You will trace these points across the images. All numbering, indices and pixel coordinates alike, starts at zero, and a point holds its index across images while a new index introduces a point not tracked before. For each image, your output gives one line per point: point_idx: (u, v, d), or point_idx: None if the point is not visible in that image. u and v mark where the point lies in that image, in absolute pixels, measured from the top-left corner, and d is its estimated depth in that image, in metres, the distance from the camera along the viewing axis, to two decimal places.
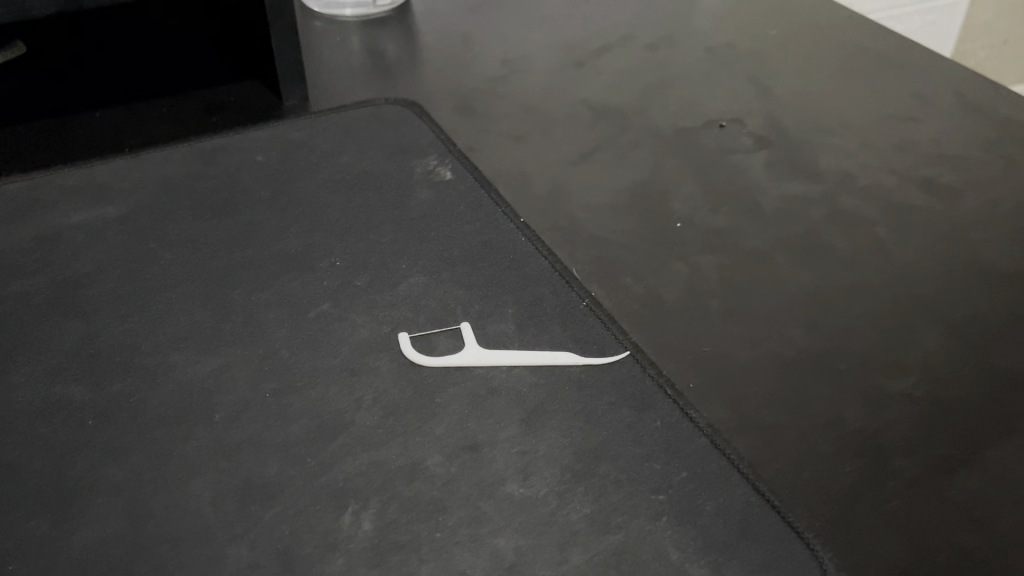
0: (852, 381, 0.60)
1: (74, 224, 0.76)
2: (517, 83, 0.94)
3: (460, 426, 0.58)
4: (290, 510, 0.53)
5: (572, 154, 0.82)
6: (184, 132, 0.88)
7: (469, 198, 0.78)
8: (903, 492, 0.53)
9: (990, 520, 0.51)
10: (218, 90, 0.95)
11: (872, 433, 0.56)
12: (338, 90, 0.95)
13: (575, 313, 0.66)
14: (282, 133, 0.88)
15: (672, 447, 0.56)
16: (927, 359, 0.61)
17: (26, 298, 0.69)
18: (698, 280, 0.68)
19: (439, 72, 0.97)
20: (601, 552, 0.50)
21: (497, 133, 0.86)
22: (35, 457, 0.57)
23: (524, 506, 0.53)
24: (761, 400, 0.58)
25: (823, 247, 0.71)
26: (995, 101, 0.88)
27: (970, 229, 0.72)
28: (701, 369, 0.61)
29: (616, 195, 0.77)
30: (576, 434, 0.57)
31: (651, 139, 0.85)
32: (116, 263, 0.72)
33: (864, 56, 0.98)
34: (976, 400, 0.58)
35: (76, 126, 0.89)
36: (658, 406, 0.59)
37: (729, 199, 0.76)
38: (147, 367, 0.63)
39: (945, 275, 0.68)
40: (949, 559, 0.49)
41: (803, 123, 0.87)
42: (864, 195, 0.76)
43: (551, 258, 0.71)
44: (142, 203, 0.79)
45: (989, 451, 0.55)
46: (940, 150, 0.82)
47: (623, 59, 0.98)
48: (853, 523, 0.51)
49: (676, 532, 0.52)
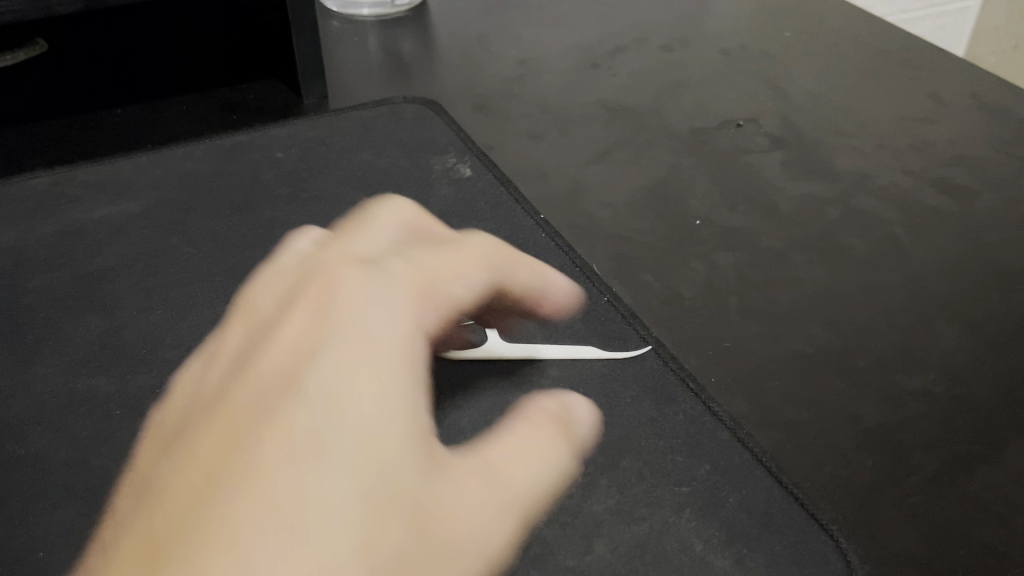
0: (871, 377, 0.60)
1: (96, 219, 0.77)
2: (534, 83, 0.95)
3: (485, 420, 0.57)
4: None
5: (589, 154, 0.83)
6: (204, 131, 0.89)
7: (489, 195, 0.78)
8: (923, 487, 0.53)
9: (1010, 516, 0.52)
10: (237, 88, 0.97)
11: (889, 429, 0.57)
12: (357, 89, 0.96)
13: (597, 309, 0.66)
14: (302, 131, 0.88)
15: (694, 440, 0.56)
16: (945, 355, 0.62)
17: (49, 292, 0.70)
18: (716, 277, 0.68)
19: (458, 71, 0.98)
20: (625, 542, 0.50)
21: (515, 132, 0.87)
22: (62, 447, 0.57)
23: (548, 498, 0.52)
24: (781, 397, 0.59)
25: (839, 247, 0.71)
26: (1011, 103, 0.89)
27: (986, 229, 0.73)
28: (720, 365, 0.61)
29: (634, 194, 0.78)
30: (600, 429, 0.56)
31: (668, 139, 0.85)
32: (139, 257, 0.73)
33: (879, 56, 0.99)
34: (994, 398, 0.59)
35: (97, 125, 0.90)
36: (679, 399, 0.58)
37: (746, 198, 0.77)
38: (172, 358, 0.64)
39: (961, 273, 0.68)
40: (967, 553, 0.50)
41: (818, 124, 0.87)
42: (881, 195, 0.77)
43: (571, 254, 0.70)
44: (163, 199, 0.79)
45: (1008, 448, 0.56)
46: (956, 150, 0.82)
47: (640, 59, 0.99)
48: (873, 517, 0.52)
49: (700, 523, 0.51)
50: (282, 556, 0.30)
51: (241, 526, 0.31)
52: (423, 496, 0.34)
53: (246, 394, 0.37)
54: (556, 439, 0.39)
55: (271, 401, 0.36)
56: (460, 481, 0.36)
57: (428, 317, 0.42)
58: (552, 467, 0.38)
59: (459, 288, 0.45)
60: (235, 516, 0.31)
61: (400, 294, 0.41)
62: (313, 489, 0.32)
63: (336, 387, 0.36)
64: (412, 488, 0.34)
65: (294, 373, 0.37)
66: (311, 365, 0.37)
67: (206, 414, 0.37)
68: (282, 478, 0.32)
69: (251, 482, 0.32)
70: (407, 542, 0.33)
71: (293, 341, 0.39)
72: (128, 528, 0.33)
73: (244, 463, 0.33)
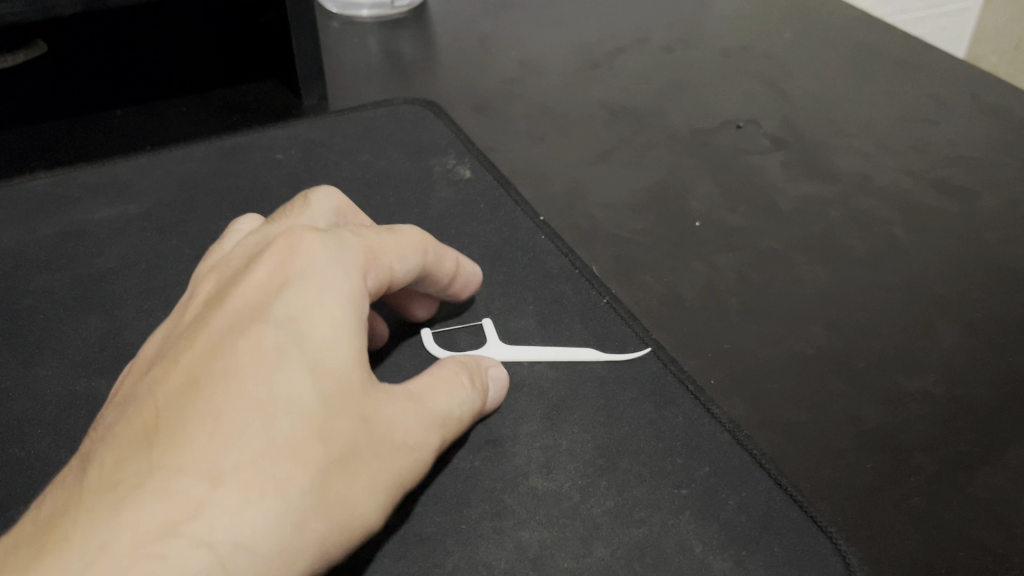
0: (871, 378, 0.60)
1: (96, 221, 0.77)
2: (534, 84, 0.95)
3: (484, 421, 0.57)
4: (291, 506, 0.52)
5: (590, 154, 0.83)
6: (204, 132, 0.89)
7: (488, 196, 0.78)
8: (924, 488, 0.53)
9: (1010, 517, 0.52)
10: (237, 89, 0.96)
11: (890, 431, 0.57)
12: (357, 90, 0.96)
13: (596, 310, 0.66)
14: (302, 132, 0.88)
15: (694, 442, 0.56)
16: (945, 356, 0.62)
17: (50, 293, 0.70)
18: (716, 278, 0.68)
19: (458, 72, 0.98)
20: (624, 545, 0.50)
21: (515, 133, 0.87)
22: (62, 449, 0.57)
23: (548, 500, 0.52)
24: (782, 398, 0.59)
25: (840, 248, 0.71)
26: (1011, 103, 0.89)
27: (986, 230, 0.73)
28: (720, 367, 0.61)
29: (634, 195, 0.78)
30: (598, 429, 0.56)
31: (668, 140, 0.85)
32: (139, 259, 0.73)
33: (879, 57, 0.99)
34: (994, 399, 0.59)
35: (97, 127, 0.90)
36: (679, 401, 0.58)
37: (747, 199, 0.77)
38: None
39: (962, 274, 0.68)
40: (968, 554, 0.50)
41: (819, 124, 0.87)
42: (881, 195, 0.77)
43: (570, 256, 0.71)
44: (163, 201, 0.79)
45: (1009, 449, 0.55)
46: (956, 151, 0.82)
47: (640, 60, 0.99)
48: (874, 518, 0.52)
49: (699, 526, 0.51)
50: (255, 437, 0.39)
51: (224, 413, 0.40)
52: (365, 408, 0.44)
53: (225, 308, 0.45)
54: (465, 380, 0.51)
55: (246, 319, 0.44)
56: (393, 401, 0.46)
57: (377, 266, 0.50)
58: (462, 399, 0.50)
59: (398, 263, 0.52)
60: (222, 409, 0.40)
61: (354, 244, 0.49)
62: (283, 391, 0.41)
63: (301, 311, 0.44)
64: (358, 398, 0.43)
65: (267, 296, 0.45)
66: (281, 290, 0.45)
67: (189, 325, 0.45)
68: (255, 380, 0.41)
69: (233, 383, 0.41)
70: (354, 436, 0.42)
71: (261, 277, 0.46)
72: (127, 414, 0.41)
73: (225, 367, 0.41)
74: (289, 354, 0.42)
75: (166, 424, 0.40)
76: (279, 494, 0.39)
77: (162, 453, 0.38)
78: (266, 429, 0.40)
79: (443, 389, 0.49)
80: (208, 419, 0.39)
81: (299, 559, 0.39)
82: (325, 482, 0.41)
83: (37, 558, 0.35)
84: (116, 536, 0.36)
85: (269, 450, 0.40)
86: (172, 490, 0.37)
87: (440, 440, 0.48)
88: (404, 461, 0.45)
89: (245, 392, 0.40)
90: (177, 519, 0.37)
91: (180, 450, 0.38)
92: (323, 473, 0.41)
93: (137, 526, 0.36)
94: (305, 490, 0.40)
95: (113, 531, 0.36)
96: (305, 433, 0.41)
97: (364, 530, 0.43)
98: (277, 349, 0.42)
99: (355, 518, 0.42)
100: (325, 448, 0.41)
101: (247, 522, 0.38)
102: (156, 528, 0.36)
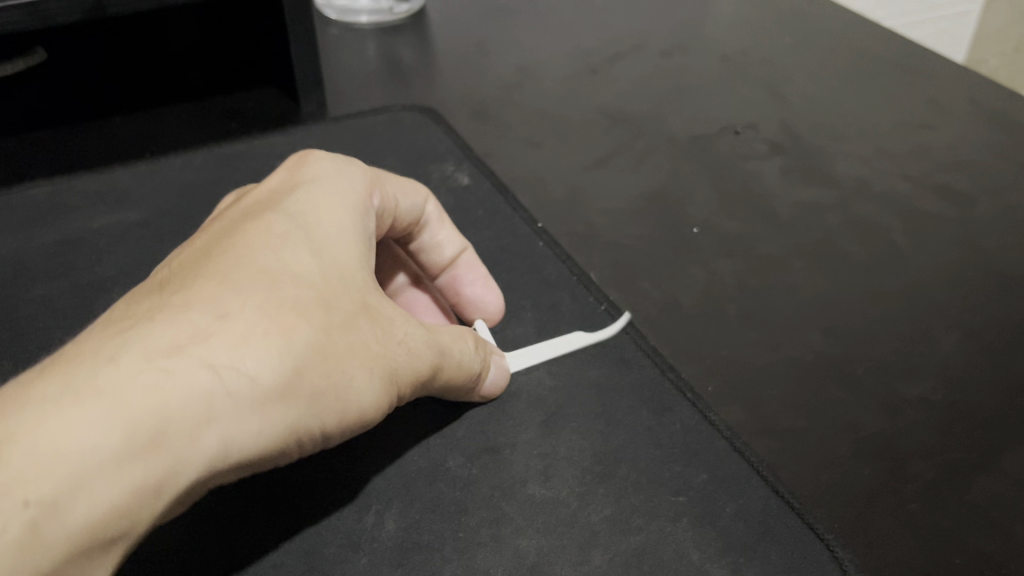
0: (869, 385, 0.60)
1: (95, 228, 0.77)
2: (533, 90, 0.95)
3: (481, 429, 0.57)
4: (293, 508, 0.52)
5: (588, 160, 0.83)
6: (203, 139, 0.90)
7: (486, 203, 0.78)
8: (921, 495, 0.53)
9: (1008, 523, 0.52)
10: (236, 96, 0.97)
11: (888, 436, 0.57)
12: (357, 96, 0.96)
13: (594, 316, 0.66)
14: (300, 139, 0.88)
15: (692, 450, 0.56)
16: (944, 364, 0.61)
17: (48, 301, 0.70)
18: (715, 285, 0.68)
19: (457, 78, 0.98)
20: (622, 552, 0.50)
21: (513, 139, 0.87)
22: None
23: (547, 508, 0.52)
24: (779, 405, 0.59)
25: (838, 254, 0.71)
26: (1010, 108, 0.89)
27: (984, 236, 0.73)
28: (719, 374, 0.61)
29: (632, 201, 0.78)
30: (596, 437, 0.56)
31: (666, 146, 0.85)
32: (138, 266, 0.73)
33: (877, 61, 0.99)
34: (993, 405, 0.59)
35: (96, 133, 0.90)
36: (677, 409, 0.58)
37: (746, 205, 0.77)
38: None
39: (960, 280, 0.68)
40: (965, 561, 0.50)
41: (817, 129, 0.87)
42: (878, 201, 0.77)
43: (568, 263, 0.71)
44: (161, 209, 0.80)
45: (1006, 456, 0.56)
46: (954, 156, 0.82)
47: (638, 66, 0.99)
48: (872, 525, 0.52)
49: (698, 534, 0.51)
50: (262, 291, 0.41)
51: (232, 270, 0.42)
52: (368, 299, 0.46)
53: (235, 208, 0.48)
54: (472, 343, 0.54)
55: (256, 213, 0.47)
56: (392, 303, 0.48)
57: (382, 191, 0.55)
58: (466, 351, 0.53)
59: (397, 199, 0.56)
60: (230, 268, 0.42)
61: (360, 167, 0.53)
62: (290, 262, 0.44)
63: (306, 210, 0.47)
64: (361, 288, 0.46)
65: (274, 199, 0.48)
66: (290, 195, 0.48)
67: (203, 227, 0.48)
68: (264, 253, 0.44)
69: (244, 252, 0.43)
70: (355, 314, 0.45)
71: (272, 187, 0.50)
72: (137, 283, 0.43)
73: (237, 241, 0.44)
74: (294, 237, 0.45)
75: (176, 280, 0.42)
76: (283, 337, 0.41)
77: (173, 295, 0.40)
78: (273, 288, 0.42)
79: (444, 329, 0.52)
80: (217, 274, 0.42)
81: (293, 400, 0.41)
82: (325, 342, 0.43)
83: (48, 363, 0.36)
84: (127, 347, 0.37)
85: (274, 303, 0.41)
86: (179, 317, 0.39)
87: (437, 361, 0.50)
88: (401, 356, 0.47)
89: (253, 259, 0.43)
90: (184, 340, 0.38)
91: (189, 292, 0.40)
92: (324, 336, 0.43)
93: (147, 342, 0.37)
94: (307, 342, 0.42)
95: (121, 342, 0.37)
96: (310, 298, 0.43)
97: (358, 404, 0.45)
98: (285, 232, 0.45)
99: (349, 383, 0.44)
100: (328, 313, 0.43)
101: (251, 354, 0.40)
102: (164, 343, 0.37)
